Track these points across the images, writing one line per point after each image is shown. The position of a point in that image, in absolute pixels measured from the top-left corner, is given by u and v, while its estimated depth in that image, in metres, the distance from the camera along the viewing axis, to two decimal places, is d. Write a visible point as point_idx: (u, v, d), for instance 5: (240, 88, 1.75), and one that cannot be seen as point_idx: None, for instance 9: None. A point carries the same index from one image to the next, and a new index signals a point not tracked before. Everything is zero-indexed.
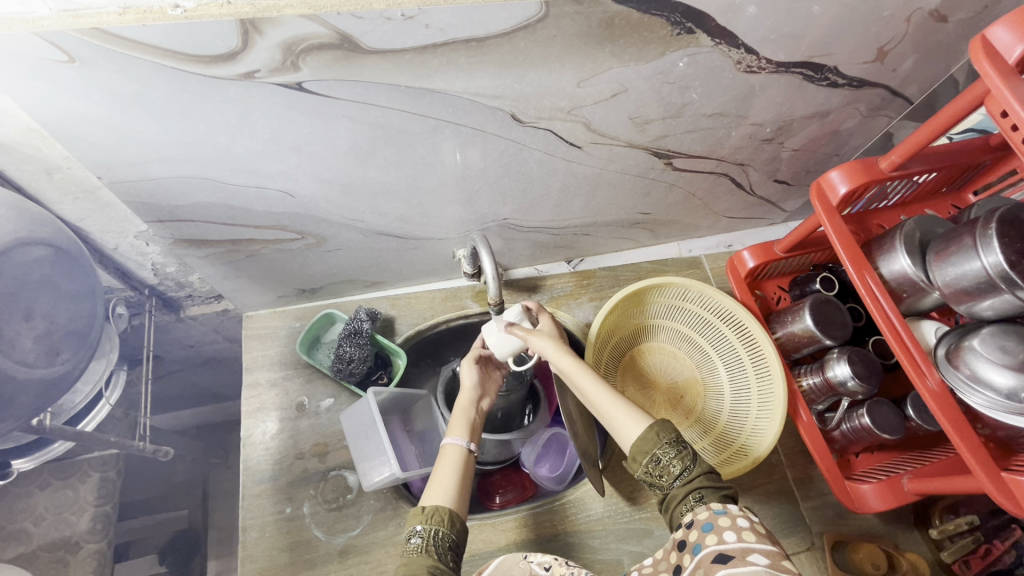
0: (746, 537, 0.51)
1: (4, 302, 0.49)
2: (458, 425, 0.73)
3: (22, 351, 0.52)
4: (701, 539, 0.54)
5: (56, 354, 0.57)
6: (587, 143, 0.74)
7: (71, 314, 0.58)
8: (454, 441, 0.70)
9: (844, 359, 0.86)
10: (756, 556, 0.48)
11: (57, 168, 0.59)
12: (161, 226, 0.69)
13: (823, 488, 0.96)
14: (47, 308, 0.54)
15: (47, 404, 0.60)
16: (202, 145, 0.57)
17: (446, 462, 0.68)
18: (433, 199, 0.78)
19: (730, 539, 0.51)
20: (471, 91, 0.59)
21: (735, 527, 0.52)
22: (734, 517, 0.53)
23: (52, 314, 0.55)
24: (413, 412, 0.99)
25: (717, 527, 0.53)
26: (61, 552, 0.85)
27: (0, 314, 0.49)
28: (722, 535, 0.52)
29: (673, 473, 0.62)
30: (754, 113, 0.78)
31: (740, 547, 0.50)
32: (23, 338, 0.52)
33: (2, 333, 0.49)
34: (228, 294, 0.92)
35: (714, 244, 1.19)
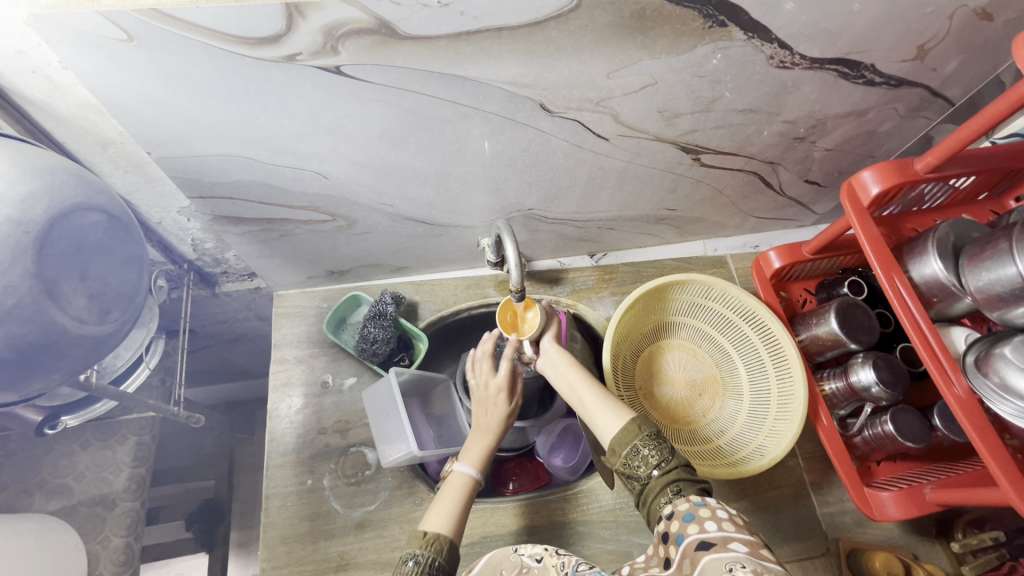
0: (726, 527, 0.52)
1: (63, 262, 0.54)
2: (472, 452, 0.73)
3: (76, 309, 0.56)
4: (682, 530, 0.54)
5: (107, 313, 0.61)
6: (615, 135, 0.75)
7: (121, 278, 0.62)
8: (464, 468, 0.71)
9: (869, 364, 0.85)
10: (738, 544, 0.49)
11: (111, 143, 0.63)
12: (203, 201, 0.72)
13: (842, 495, 0.94)
14: (100, 271, 0.58)
15: (94, 362, 0.64)
16: (245, 124, 0.60)
17: (450, 488, 0.69)
18: (461, 186, 0.80)
19: (712, 528, 0.52)
20: (502, 79, 0.61)
21: (715, 517, 0.53)
22: (714, 508, 0.54)
23: (104, 276, 0.59)
24: (433, 395, 1.01)
25: (698, 517, 0.54)
26: (98, 508, 0.91)
27: (60, 271, 0.53)
28: (702, 524, 0.53)
29: (651, 463, 0.62)
30: (787, 110, 0.77)
31: (722, 535, 0.51)
32: (76, 296, 0.56)
33: (60, 290, 0.54)
34: (262, 272, 0.95)
35: (741, 244, 1.18)
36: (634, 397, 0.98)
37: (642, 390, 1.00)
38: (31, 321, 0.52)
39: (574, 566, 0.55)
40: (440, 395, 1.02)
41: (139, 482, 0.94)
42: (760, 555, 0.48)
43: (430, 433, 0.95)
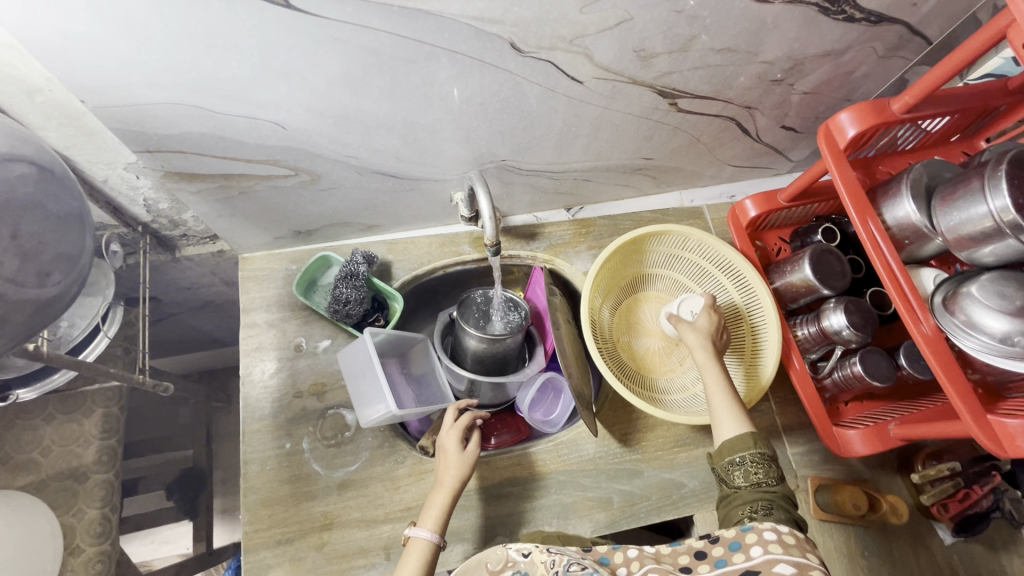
0: (773, 549, 0.53)
1: None
2: (428, 515, 0.73)
3: (10, 270, 0.50)
4: (727, 556, 0.55)
5: (47, 275, 0.56)
6: (590, 77, 0.71)
7: (59, 237, 0.56)
8: (423, 532, 0.70)
9: (841, 308, 0.86)
10: (784, 569, 0.51)
11: (38, 90, 0.57)
12: (150, 156, 0.67)
13: (812, 435, 0.98)
14: (33, 228, 0.52)
15: (44, 329, 0.60)
16: (187, 67, 0.55)
17: (410, 556, 0.69)
18: (430, 136, 0.76)
19: (757, 556, 0.53)
20: (468, 14, 0.56)
21: (761, 540, 0.54)
22: (760, 531, 0.55)
23: (40, 235, 0.54)
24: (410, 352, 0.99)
25: (745, 545, 0.55)
26: (70, 481, 0.88)
27: None
28: (748, 552, 0.54)
29: (753, 481, 0.67)
30: (766, 49, 0.75)
31: (767, 560, 0.53)
32: (8, 257, 0.50)
33: None
34: (224, 233, 0.90)
35: (717, 194, 1.17)
36: (612, 347, 0.98)
37: (622, 342, 1.00)
38: None
39: (566, 567, 0.54)
40: (417, 353, 1.01)
41: (110, 454, 0.92)
42: None
43: (407, 392, 0.94)
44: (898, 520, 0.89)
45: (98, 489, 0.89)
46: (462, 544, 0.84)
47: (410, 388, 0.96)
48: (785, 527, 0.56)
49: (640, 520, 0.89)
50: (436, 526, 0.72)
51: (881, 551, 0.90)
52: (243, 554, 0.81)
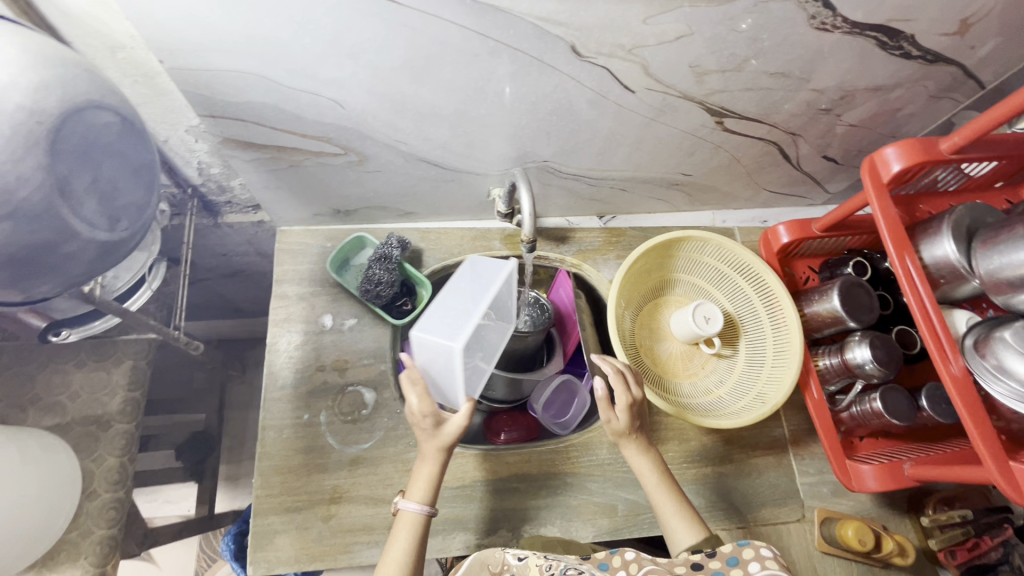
0: (770, 565, 0.59)
1: (77, 158, 0.52)
2: (417, 488, 0.74)
3: (87, 212, 0.55)
4: (725, 570, 0.60)
5: (117, 221, 0.60)
6: (641, 88, 0.73)
7: (131, 185, 0.60)
8: (412, 508, 0.72)
9: (866, 342, 0.86)
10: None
11: (121, 47, 0.60)
12: (213, 121, 0.70)
13: (824, 466, 0.97)
14: (111, 173, 0.56)
15: (99, 271, 0.62)
16: (263, 39, 0.57)
17: (401, 530, 0.71)
18: (479, 130, 0.78)
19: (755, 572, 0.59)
20: (535, 14, 0.58)
21: (758, 556, 0.60)
22: (757, 549, 0.61)
23: (116, 181, 0.58)
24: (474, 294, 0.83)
25: (742, 561, 0.60)
26: (94, 427, 0.91)
27: (71, 167, 0.51)
28: (746, 567, 0.59)
29: None
30: (817, 78, 0.76)
31: None
32: (86, 199, 0.54)
33: (73, 191, 0.52)
34: (268, 204, 0.93)
35: (749, 218, 1.17)
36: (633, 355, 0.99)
37: (642, 350, 1.00)
38: (43, 222, 0.50)
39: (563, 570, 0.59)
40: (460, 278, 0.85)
41: (133, 406, 0.94)
42: None
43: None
44: (903, 561, 0.88)
45: (119, 438, 0.92)
46: (465, 533, 0.85)
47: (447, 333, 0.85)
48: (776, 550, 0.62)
49: (642, 531, 0.89)
50: (426, 498, 0.73)
51: None
52: (253, 517, 0.83)
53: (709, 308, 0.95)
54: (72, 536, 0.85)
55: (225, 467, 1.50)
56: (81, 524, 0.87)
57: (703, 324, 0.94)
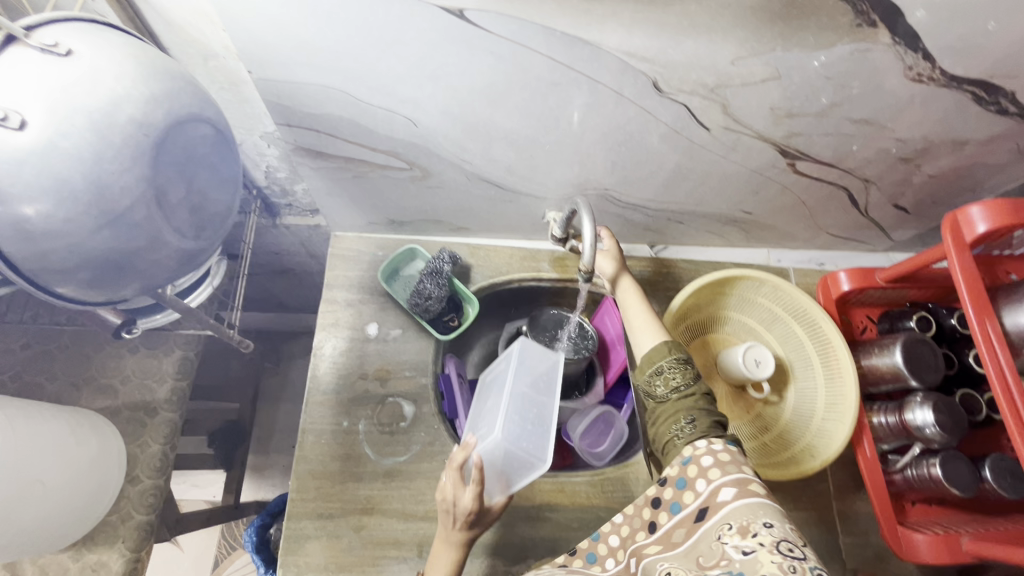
0: (712, 476, 0.60)
1: (177, 168, 0.57)
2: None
3: (177, 220, 0.59)
4: (678, 497, 0.62)
5: (202, 230, 0.64)
6: (717, 126, 0.71)
7: (220, 197, 0.64)
8: None
9: (929, 404, 0.82)
10: (726, 492, 0.58)
11: (214, 56, 0.61)
12: (289, 130, 0.71)
13: (869, 527, 0.93)
14: (204, 185, 0.61)
15: (179, 277, 0.66)
16: (351, 58, 0.58)
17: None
18: (545, 155, 0.78)
19: (703, 489, 0.60)
20: (623, 49, 0.57)
21: (701, 471, 0.61)
22: (699, 462, 0.62)
23: (206, 193, 0.61)
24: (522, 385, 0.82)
25: (690, 481, 0.62)
26: (141, 412, 0.94)
27: (170, 178, 0.56)
28: (694, 487, 0.61)
29: (672, 385, 0.71)
30: (902, 128, 0.73)
31: (712, 491, 0.59)
32: (178, 207, 0.59)
33: (168, 196, 0.57)
34: (326, 210, 0.94)
35: (806, 259, 1.14)
36: None
37: None
38: (140, 224, 0.56)
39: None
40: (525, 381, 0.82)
41: (179, 395, 0.97)
42: (748, 493, 0.57)
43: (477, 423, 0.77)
44: None
45: (164, 425, 0.94)
46: (493, 558, 0.84)
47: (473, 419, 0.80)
48: (722, 445, 0.63)
49: None
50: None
51: None
52: (286, 519, 0.83)
53: (761, 350, 0.92)
54: (112, 518, 0.87)
55: (253, 457, 1.52)
56: (121, 507, 0.89)
57: (754, 368, 0.91)
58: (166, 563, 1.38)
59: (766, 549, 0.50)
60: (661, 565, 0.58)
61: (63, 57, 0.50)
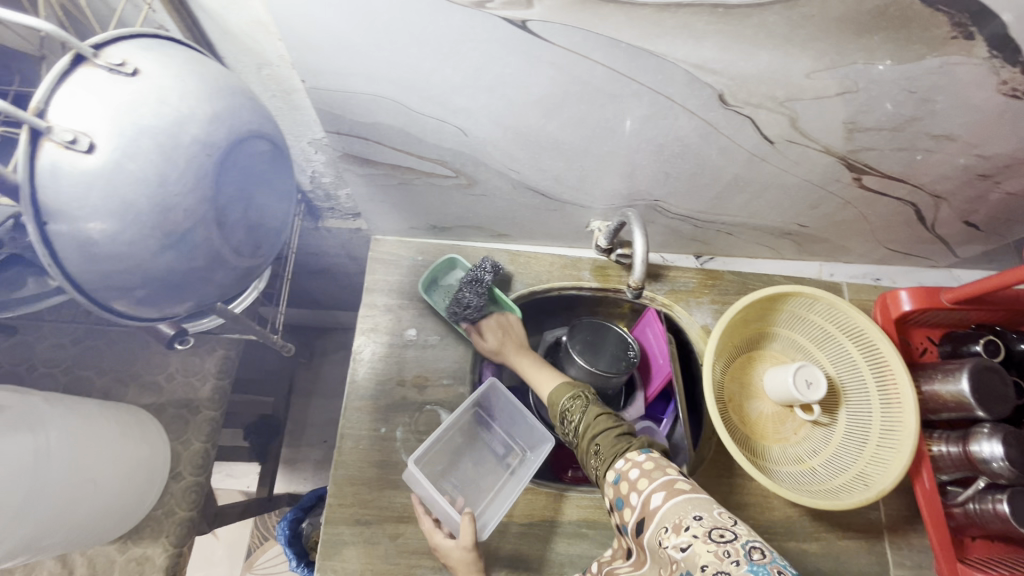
0: (638, 485, 0.60)
1: (238, 188, 0.56)
2: None
3: (234, 240, 0.59)
4: (621, 511, 0.62)
5: (257, 247, 0.63)
6: (782, 139, 0.67)
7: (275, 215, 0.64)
8: None
9: (999, 437, 0.77)
10: (655, 500, 0.58)
11: (267, 65, 0.61)
12: (338, 137, 0.70)
13: (923, 560, 0.88)
14: (261, 204, 0.60)
15: (231, 294, 0.65)
16: (406, 67, 0.57)
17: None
18: (596, 166, 0.75)
19: (636, 503, 0.59)
20: (691, 61, 0.54)
21: (630, 483, 0.61)
22: (625, 473, 0.62)
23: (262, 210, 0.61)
24: (467, 424, 0.93)
25: (625, 498, 0.61)
26: (185, 409, 0.95)
27: (232, 200, 0.56)
28: (626, 496, 0.61)
29: (579, 429, 0.71)
30: (985, 143, 0.68)
31: (643, 504, 0.59)
32: (236, 228, 0.58)
33: (227, 218, 0.56)
34: (368, 214, 0.94)
35: (860, 273, 1.08)
36: (722, 410, 0.93)
37: (731, 406, 0.95)
38: (199, 245, 0.55)
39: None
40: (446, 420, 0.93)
41: (220, 394, 0.98)
42: (674, 494, 0.57)
43: (469, 478, 0.90)
44: None
45: (205, 424, 0.96)
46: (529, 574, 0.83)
47: (480, 470, 0.92)
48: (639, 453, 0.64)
49: None
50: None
51: None
52: (324, 524, 0.83)
53: (812, 372, 0.88)
54: (157, 514, 0.89)
55: (286, 451, 1.55)
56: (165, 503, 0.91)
57: (804, 389, 0.87)
58: (201, 551, 1.42)
59: (701, 541, 0.51)
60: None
61: (129, 77, 0.50)
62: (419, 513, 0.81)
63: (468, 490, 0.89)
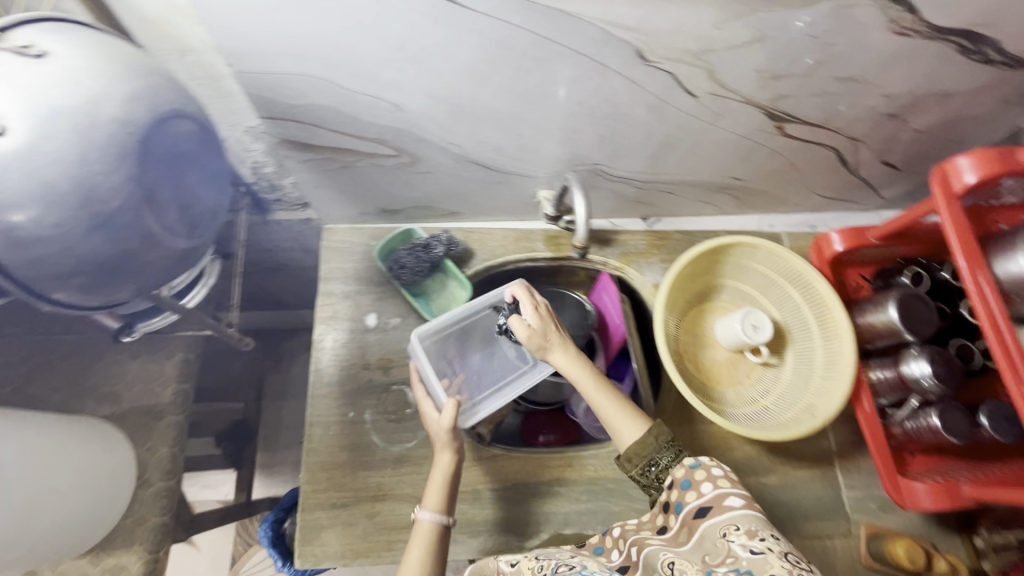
0: (721, 484, 0.62)
1: (166, 168, 0.61)
2: (432, 495, 0.73)
3: (167, 220, 0.63)
4: (681, 496, 0.64)
5: (194, 228, 0.69)
6: (704, 93, 0.71)
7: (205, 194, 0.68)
8: (428, 517, 0.71)
9: (925, 356, 0.83)
10: (733, 500, 0.59)
11: (191, 51, 0.60)
12: (272, 122, 0.70)
13: (871, 480, 0.95)
14: (191, 183, 0.65)
15: (174, 276, 0.71)
16: (330, 43, 0.57)
17: (418, 541, 0.69)
18: (533, 133, 0.77)
19: (708, 491, 0.62)
20: (606, 19, 0.57)
21: (710, 477, 0.63)
22: (709, 470, 0.64)
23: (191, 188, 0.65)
24: (486, 326, 0.93)
25: (695, 484, 0.64)
26: (147, 417, 0.94)
27: (161, 176, 0.60)
28: (699, 489, 0.63)
29: (668, 471, 0.69)
30: (888, 83, 0.73)
31: (717, 495, 0.60)
32: (169, 208, 0.63)
33: (158, 195, 0.61)
34: (315, 202, 0.94)
35: (797, 223, 1.14)
36: (678, 361, 0.97)
37: (686, 356, 0.99)
38: (132, 224, 0.59)
39: (555, 568, 0.62)
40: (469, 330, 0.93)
41: (183, 398, 0.97)
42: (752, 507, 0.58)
43: (477, 368, 0.92)
44: None
45: (170, 429, 0.95)
46: (506, 535, 0.86)
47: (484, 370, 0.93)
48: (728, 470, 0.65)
49: None
50: (441, 506, 0.72)
51: None
52: (300, 511, 0.84)
53: (758, 315, 0.93)
54: (127, 522, 0.89)
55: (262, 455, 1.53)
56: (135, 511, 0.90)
57: (751, 333, 0.92)
58: (183, 564, 1.39)
59: (775, 554, 0.50)
60: (663, 557, 0.60)
61: (37, 59, 0.52)
62: (414, 380, 0.84)
63: (471, 379, 0.90)
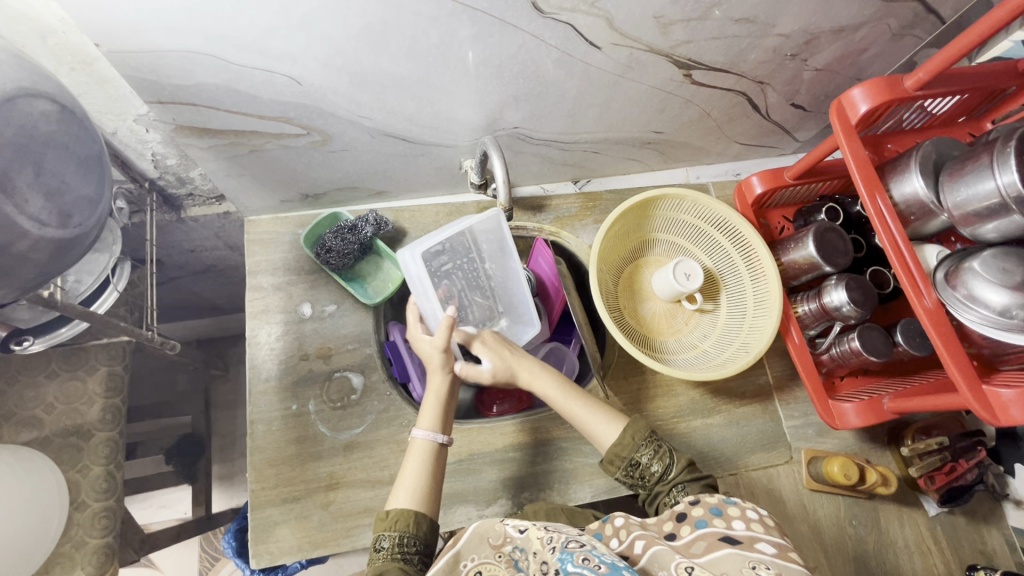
0: (754, 528, 0.56)
1: (18, 152, 0.50)
2: (427, 416, 0.76)
3: (34, 209, 0.52)
4: (708, 518, 0.59)
5: (69, 216, 0.58)
6: (608, 44, 0.71)
7: (80, 180, 0.59)
8: (422, 435, 0.74)
9: (842, 285, 0.87)
10: (765, 545, 0.54)
11: (51, 31, 0.58)
12: (162, 107, 0.67)
13: (809, 408, 1.00)
14: (56, 166, 0.54)
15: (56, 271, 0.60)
16: (205, 12, 0.54)
17: (413, 457, 0.73)
18: (445, 99, 0.76)
19: (738, 527, 0.56)
20: None
21: (744, 517, 0.58)
22: (743, 509, 0.59)
23: (62, 175, 0.56)
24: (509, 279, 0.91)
25: (725, 513, 0.58)
26: (74, 438, 0.89)
27: (14, 163, 0.50)
28: (730, 522, 0.57)
29: (654, 472, 0.71)
30: (782, 23, 0.75)
31: (749, 535, 0.55)
32: (32, 195, 0.52)
33: (14, 184, 0.50)
34: (229, 193, 0.91)
35: (722, 172, 1.18)
36: (618, 316, 0.99)
37: (626, 311, 1.01)
38: None
39: (564, 544, 0.53)
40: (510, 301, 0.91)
41: (114, 412, 0.92)
42: (787, 557, 0.53)
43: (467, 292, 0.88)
44: (886, 490, 0.92)
45: (103, 446, 0.90)
46: (464, 505, 0.86)
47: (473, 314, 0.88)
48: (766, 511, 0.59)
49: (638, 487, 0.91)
50: (435, 426, 0.76)
51: (869, 520, 0.93)
52: (250, 511, 0.82)
53: (688, 263, 0.95)
54: (66, 549, 0.84)
55: (219, 468, 1.47)
56: (73, 535, 0.85)
57: (684, 281, 0.94)
58: None
59: None
60: (678, 559, 0.52)
61: None
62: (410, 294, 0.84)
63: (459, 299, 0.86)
